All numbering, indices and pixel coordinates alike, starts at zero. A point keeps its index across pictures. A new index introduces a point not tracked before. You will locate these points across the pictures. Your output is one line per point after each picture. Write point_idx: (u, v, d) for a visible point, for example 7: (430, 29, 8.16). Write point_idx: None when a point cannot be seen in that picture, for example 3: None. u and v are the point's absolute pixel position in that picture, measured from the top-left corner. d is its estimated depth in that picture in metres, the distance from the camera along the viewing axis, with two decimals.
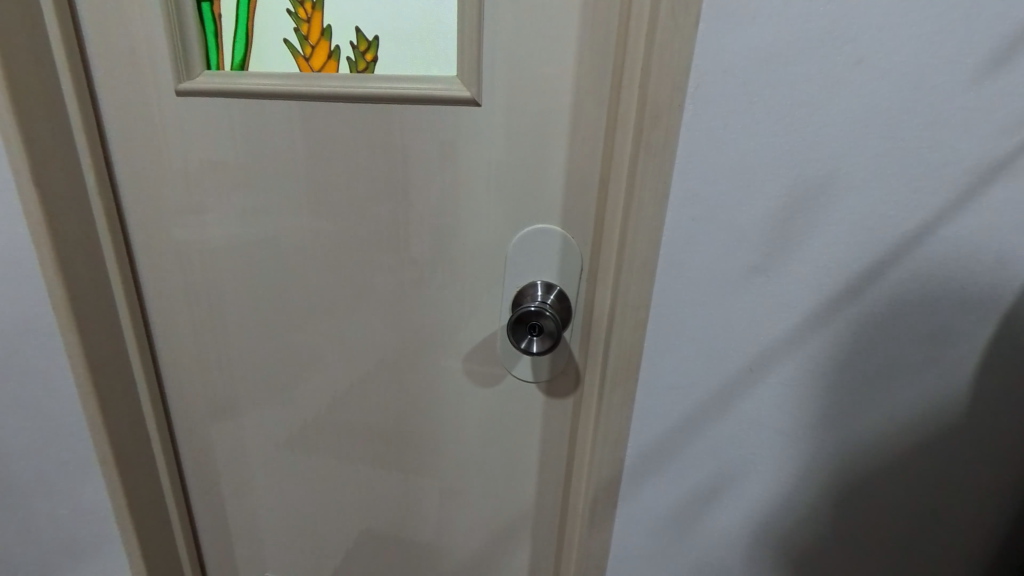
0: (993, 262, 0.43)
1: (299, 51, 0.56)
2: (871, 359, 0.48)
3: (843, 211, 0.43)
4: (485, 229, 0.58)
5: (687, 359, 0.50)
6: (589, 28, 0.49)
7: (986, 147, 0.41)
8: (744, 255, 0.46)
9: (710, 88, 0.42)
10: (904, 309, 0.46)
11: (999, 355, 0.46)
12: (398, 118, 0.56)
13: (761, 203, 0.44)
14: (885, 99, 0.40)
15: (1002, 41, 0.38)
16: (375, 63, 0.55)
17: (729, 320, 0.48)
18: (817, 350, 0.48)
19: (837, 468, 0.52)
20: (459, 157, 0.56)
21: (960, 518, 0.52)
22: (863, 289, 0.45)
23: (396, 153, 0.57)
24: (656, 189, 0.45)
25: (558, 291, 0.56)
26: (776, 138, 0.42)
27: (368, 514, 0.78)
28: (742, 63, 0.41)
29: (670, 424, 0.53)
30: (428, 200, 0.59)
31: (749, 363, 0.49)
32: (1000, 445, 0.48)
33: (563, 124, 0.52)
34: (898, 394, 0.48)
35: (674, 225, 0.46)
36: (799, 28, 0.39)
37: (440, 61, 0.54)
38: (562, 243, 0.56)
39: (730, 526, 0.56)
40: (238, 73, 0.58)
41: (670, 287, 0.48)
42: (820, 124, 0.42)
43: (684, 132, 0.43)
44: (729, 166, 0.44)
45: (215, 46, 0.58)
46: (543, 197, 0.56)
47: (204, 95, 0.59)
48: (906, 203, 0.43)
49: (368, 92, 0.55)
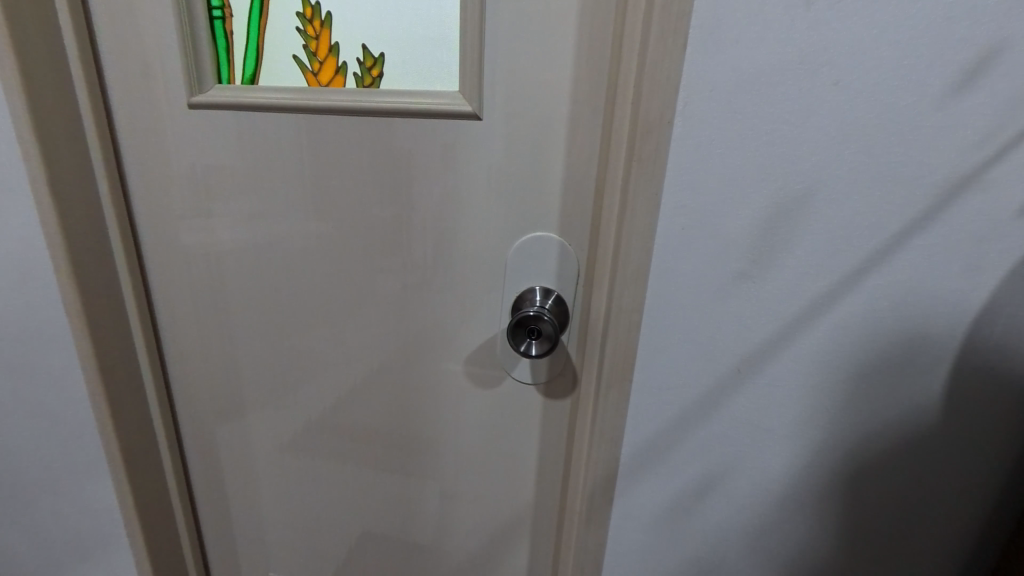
0: (964, 269, 0.46)
1: (307, 67, 0.59)
2: (853, 361, 0.50)
3: (824, 221, 0.46)
4: (486, 237, 0.61)
5: (679, 361, 0.52)
6: (585, 47, 0.52)
7: (955, 162, 0.43)
8: (732, 263, 0.48)
9: (697, 105, 0.45)
10: (883, 313, 0.48)
11: (973, 356, 0.48)
12: (402, 131, 0.59)
13: (746, 213, 0.47)
14: (861, 117, 0.43)
15: (967, 64, 0.41)
16: (381, 79, 0.57)
17: (718, 324, 0.51)
18: (802, 353, 0.50)
19: (823, 464, 0.54)
20: (461, 167, 0.59)
21: (942, 512, 0.54)
22: (844, 295, 0.48)
23: (400, 163, 0.60)
24: (647, 199, 0.47)
25: (555, 296, 0.59)
26: (760, 152, 0.45)
27: (370, 514, 0.80)
28: (727, 82, 0.44)
29: (662, 424, 0.55)
30: (430, 208, 0.61)
31: (737, 364, 0.52)
32: (976, 441, 0.51)
33: (561, 136, 0.55)
34: (879, 395, 0.51)
35: (665, 235, 0.49)
36: (779, 50, 0.42)
37: (443, 77, 0.56)
38: (559, 250, 0.58)
39: (721, 522, 0.58)
40: (248, 86, 0.60)
41: (661, 293, 0.51)
42: (802, 139, 0.44)
43: (673, 147, 0.46)
44: (717, 179, 0.46)
45: (226, 61, 0.60)
46: (541, 205, 0.58)
47: (215, 107, 0.61)
48: (883, 213, 0.45)
49: (373, 106, 0.58)
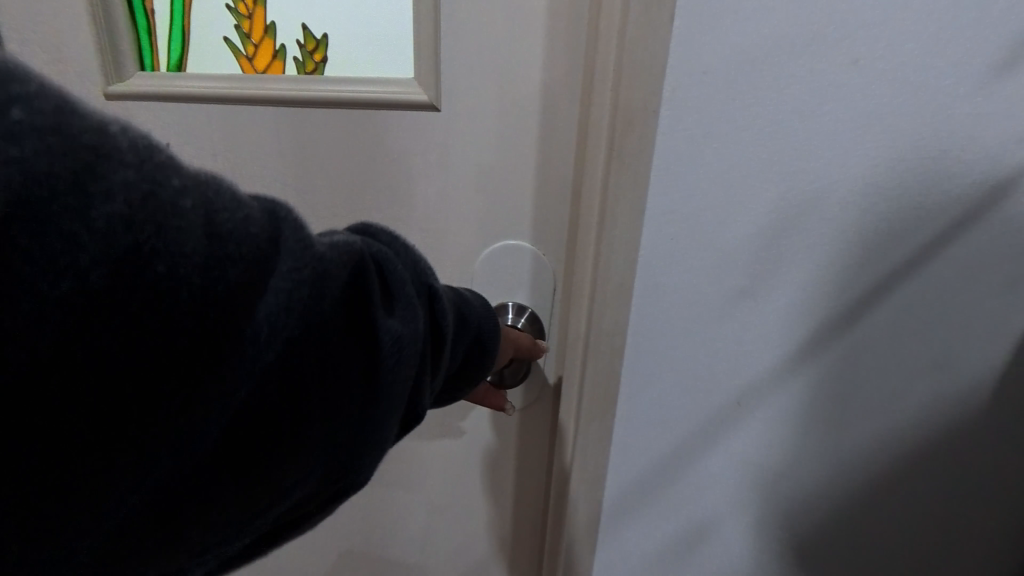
0: (1002, 285, 0.40)
1: (241, 51, 0.51)
2: (872, 392, 0.43)
3: (837, 229, 0.39)
4: (450, 246, 0.53)
5: (670, 391, 0.45)
6: (558, 25, 0.44)
7: (994, 159, 0.37)
8: (730, 278, 0.41)
9: (689, 89, 0.37)
10: (905, 336, 0.41)
11: (1009, 384, 0.42)
12: (352, 125, 0.50)
13: (747, 222, 0.40)
14: (882, 105, 0.36)
15: (1007, 44, 0.34)
16: (325, 64, 0.50)
17: (715, 349, 0.44)
18: (812, 382, 0.43)
19: (834, 507, 0.47)
20: (419, 165, 0.51)
21: (966, 556, 0.48)
22: (863, 315, 0.41)
23: (349, 161, 0.52)
24: (632, 203, 0.40)
25: (530, 314, 0.52)
26: (764, 148, 0.38)
27: (332, 552, 0.72)
28: (722, 64, 0.36)
29: (652, 462, 0.48)
30: (383, 214, 0.53)
31: (737, 395, 0.45)
32: (1009, 479, 0.44)
33: (533, 128, 0.47)
34: (898, 429, 0.44)
35: (652, 246, 0.41)
36: (786, 23, 0.35)
37: (396, 63, 0.49)
38: (533, 260, 0.51)
39: (719, 569, 0.51)
40: (173, 74, 0.52)
41: (649, 314, 0.43)
42: (813, 132, 0.37)
43: (660, 139, 0.38)
44: (714, 179, 0.39)
45: (147, 44, 0.52)
46: (511, 209, 0.51)
47: (138, 98, 0.53)
48: (907, 221, 0.38)
49: (316, 98, 0.50)
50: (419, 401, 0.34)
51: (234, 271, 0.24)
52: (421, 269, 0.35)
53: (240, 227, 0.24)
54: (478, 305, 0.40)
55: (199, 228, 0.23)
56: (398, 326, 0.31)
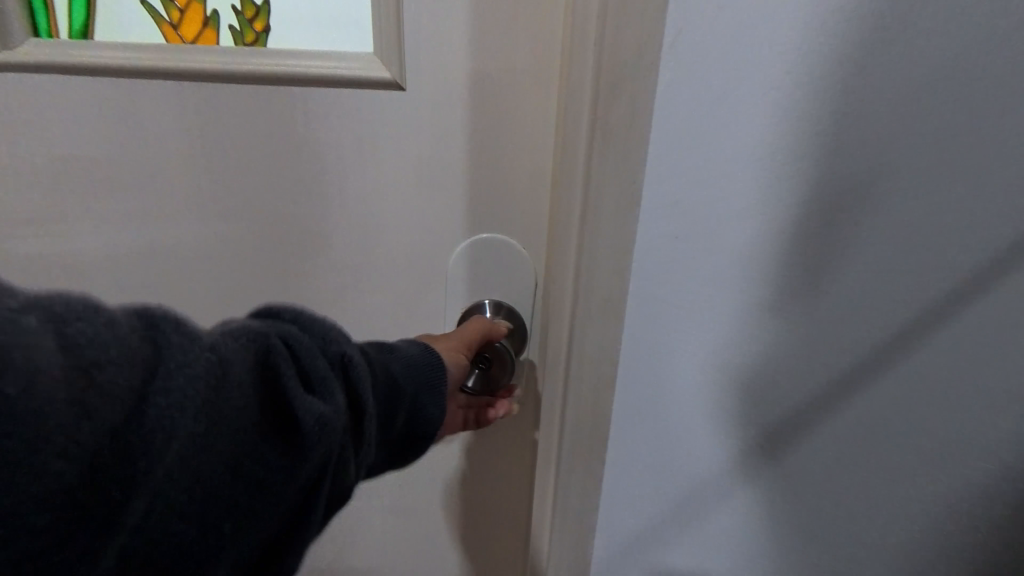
0: None
1: (163, 17, 0.42)
2: (920, 426, 0.36)
3: (878, 229, 0.32)
4: (418, 248, 0.46)
5: (669, 418, 0.39)
6: None
7: None
8: (744, 286, 0.35)
9: (689, 58, 0.31)
10: (965, 358, 0.34)
11: None
12: (298, 105, 0.43)
13: (762, 221, 0.33)
14: (933, 72, 0.29)
15: None
16: (266, 34, 0.42)
17: (725, 372, 0.37)
18: (844, 413, 0.36)
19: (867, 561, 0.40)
20: (377, 152, 0.44)
21: None
22: (907, 333, 0.34)
23: (295, 147, 0.44)
24: (623, 197, 0.34)
25: (507, 309, 0.46)
26: (786, 128, 0.31)
27: None
28: (731, 24, 0.30)
29: (647, 499, 0.41)
30: (337, 210, 0.46)
31: (751, 427, 0.38)
32: None
33: (512, 113, 0.41)
34: (955, 470, 0.36)
35: (646, 249, 0.35)
36: None
37: (351, 34, 0.42)
38: (511, 256, 0.45)
39: None
40: (76, 41, 0.43)
41: (645, 329, 0.37)
42: (850, 106, 0.30)
43: (655, 121, 0.32)
44: (723, 167, 0.32)
45: (44, 5, 0.43)
46: (488, 206, 0.44)
47: (31, 70, 0.43)
48: (964, 217, 0.31)
49: (254, 74, 0.42)
50: (345, 479, 0.30)
51: (80, 393, 0.20)
52: (339, 332, 0.31)
53: (101, 349, 0.21)
54: (413, 355, 0.36)
55: (48, 361, 0.20)
56: (310, 405, 0.26)
